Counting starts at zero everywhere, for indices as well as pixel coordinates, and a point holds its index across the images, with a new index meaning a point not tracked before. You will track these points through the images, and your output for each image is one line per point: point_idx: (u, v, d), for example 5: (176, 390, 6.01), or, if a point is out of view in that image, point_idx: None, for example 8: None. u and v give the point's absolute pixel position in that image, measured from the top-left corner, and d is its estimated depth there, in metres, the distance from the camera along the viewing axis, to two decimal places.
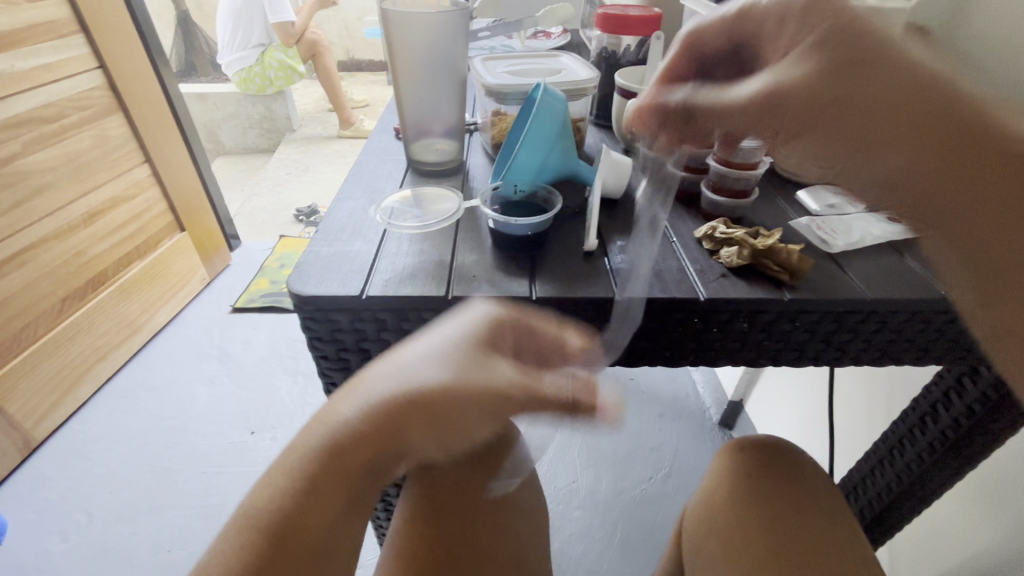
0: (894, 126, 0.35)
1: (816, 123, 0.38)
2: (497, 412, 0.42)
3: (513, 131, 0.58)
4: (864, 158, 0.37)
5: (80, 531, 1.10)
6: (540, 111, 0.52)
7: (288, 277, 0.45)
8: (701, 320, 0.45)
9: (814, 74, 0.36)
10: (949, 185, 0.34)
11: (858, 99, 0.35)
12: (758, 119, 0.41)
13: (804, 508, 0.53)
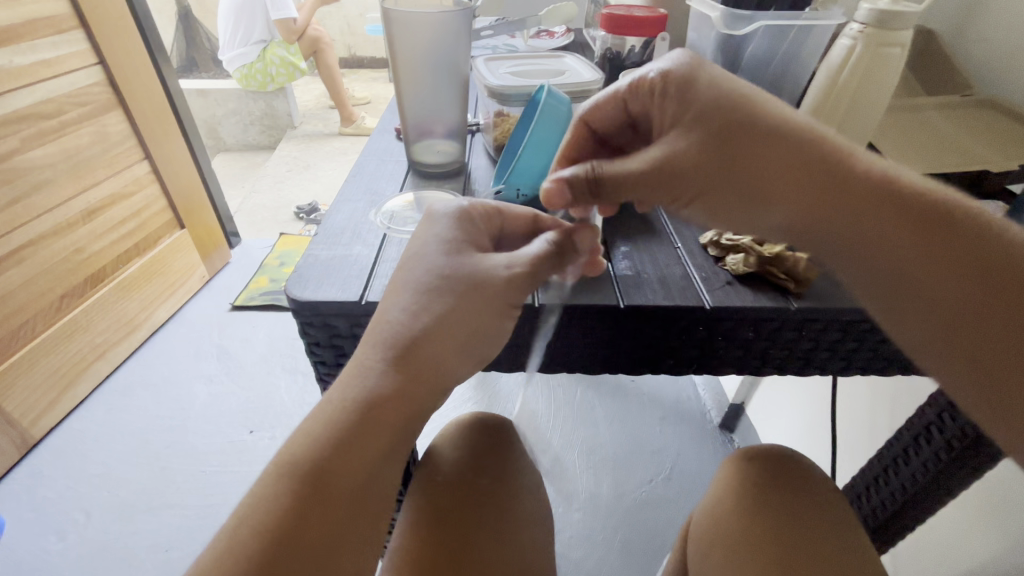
0: (775, 179, 0.41)
1: (720, 189, 0.41)
2: (476, 320, 0.42)
3: (516, 133, 0.57)
4: (759, 213, 0.42)
5: (78, 529, 1.09)
6: (544, 116, 0.51)
7: (286, 281, 0.44)
8: (706, 329, 0.44)
9: (696, 145, 0.40)
10: (831, 221, 0.41)
11: (744, 160, 0.41)
12: (659, 186, 0.42)
13: (809, 521, 0.53)
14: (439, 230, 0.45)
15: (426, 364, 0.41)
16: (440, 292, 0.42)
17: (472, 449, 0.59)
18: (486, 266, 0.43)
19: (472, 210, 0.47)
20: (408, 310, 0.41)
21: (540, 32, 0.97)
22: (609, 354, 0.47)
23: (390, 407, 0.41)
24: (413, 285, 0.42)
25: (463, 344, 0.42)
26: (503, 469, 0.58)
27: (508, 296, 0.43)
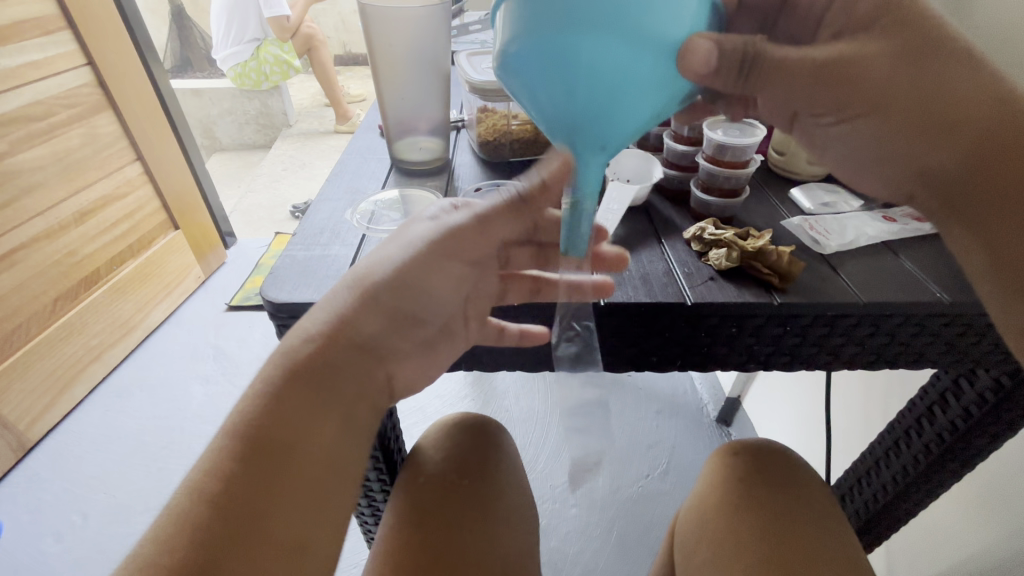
0: (933, 118, 0.38)
1: (896, 108, 0.39)
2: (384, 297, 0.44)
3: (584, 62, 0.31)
4: (932, 139, 0.39)
5: (75, 532, 1.09)
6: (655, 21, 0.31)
7: (262, 282, 0.44)
8: (689, 324, 0.44)
9: (887, 55, 0.37)
10: (990, 179, 0.38)
11: (906, 85, 0.38)
12: (818, 98, 0.40)
13: (796, 517, 0.51)
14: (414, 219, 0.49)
15: (365, 325, 0.43)
16: (380, 257, 0.46)
17: (456, 450, 0.58)
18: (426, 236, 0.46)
19: (453, 207, 0.49)
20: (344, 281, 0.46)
21: None
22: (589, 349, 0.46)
23: (306, 371, 0.41)
24: (370, 254, 0.47)
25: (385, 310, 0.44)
26: (486, 469, 0.57)
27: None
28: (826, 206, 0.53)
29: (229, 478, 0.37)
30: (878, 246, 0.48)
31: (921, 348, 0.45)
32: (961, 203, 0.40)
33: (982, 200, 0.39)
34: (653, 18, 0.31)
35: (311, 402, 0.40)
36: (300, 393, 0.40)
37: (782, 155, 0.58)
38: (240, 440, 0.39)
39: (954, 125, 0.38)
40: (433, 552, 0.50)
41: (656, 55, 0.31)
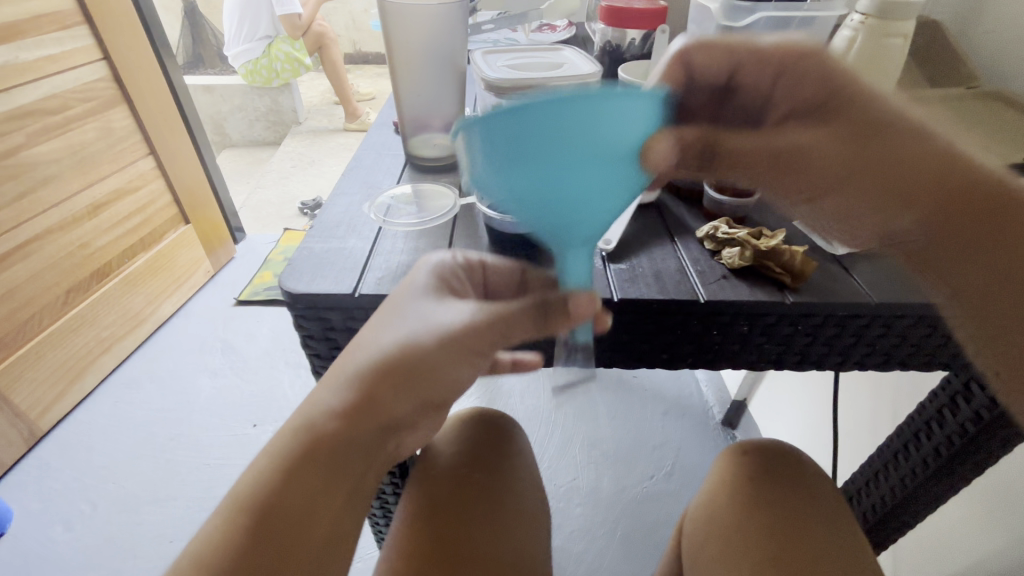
0: (884, 192, 0.41)
1: (849, 184, 0.42)
2: (422, 378, 0.41)
3: (540, 181, 0.34)
4: (883, 209, 0.42)
5: (84, 520, 1.11)
6: (602, 134, 0.31)
7: (281, 273, 0.45)
8: (699, 322, 0.44)
9: (834, 139, 0.41)
10: (947, 240, 0.41)
11: (867, 164, 0.41)
12: (781, 181, 0.43)
13: (806, 515, 0.51)
14: (416, 283, 0.43)
15: (380, 402, 0.40)
16: (402, 329, 0.41)
17: (468, 444, 0.59)
18: (449, 321, 0.41)
19: (451, 268, 0.45)
20: (369, 348, 0.40)
21: (541, 26, 0.97)
22: (599, 345, 0.47)
23: (319, 451, 0.40)
24: (386, 319, 0.41)
25: (407, 388, 0.41)
26: (498, 464, 0.58)
27: (473, 341, 0.41)
28: None
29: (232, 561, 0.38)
30: None
31: (932, 349, 0.46)
32: (942, 260, 0.41)
33: (949, 255, 0.41)
34: (602, 134, 0.31)
35: (317, 482, 0.40)
36: (309, 475, 0.40)
37: None
38: (245, 515, 0.39)
39: (909, 193, 0.41)
40: (445, 542, 0.51)
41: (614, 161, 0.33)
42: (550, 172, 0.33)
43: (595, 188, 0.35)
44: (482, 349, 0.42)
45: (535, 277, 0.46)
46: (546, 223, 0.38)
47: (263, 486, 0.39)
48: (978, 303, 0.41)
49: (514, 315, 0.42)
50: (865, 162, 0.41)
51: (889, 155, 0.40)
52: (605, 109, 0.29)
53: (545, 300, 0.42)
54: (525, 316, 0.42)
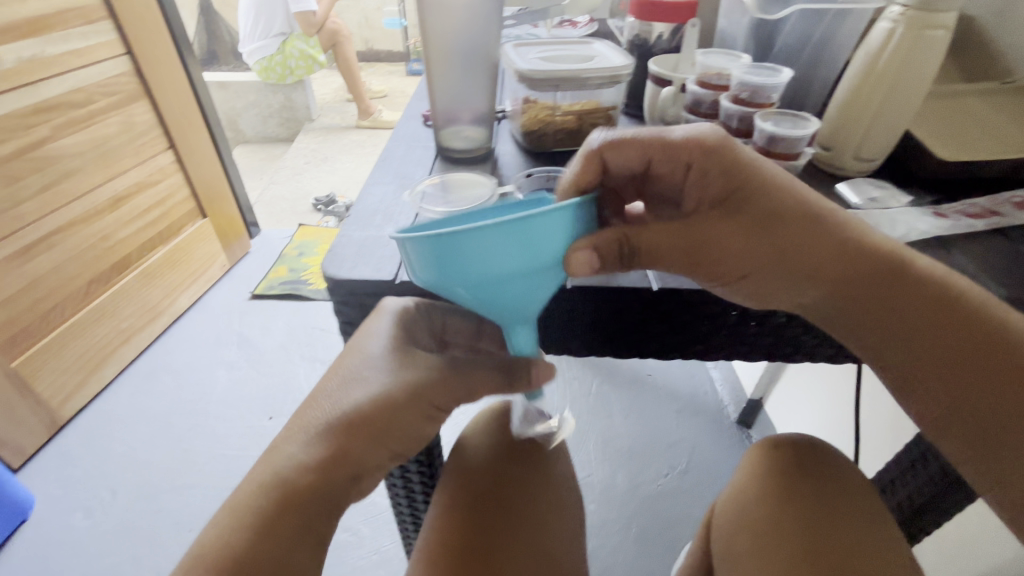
0: (794, 269, 0.43)
1: (760, 264, 0.42)
2: (391, 436, 0.41)
3: (475, 268, 0.36)
4: (795, 283, 0.43)
5: (104, 508, 1.12)
6: (534, 231, 0.35)
7: (321, 260, 0.46)
8: (739, 313, 0.46)
9: (740, 224, 0.42)
10: (860, 306, 0.44)
11: (778, 242, 0.42)
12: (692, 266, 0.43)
13: (841, 510, 0.51)
14: (379, 334, 0.43)
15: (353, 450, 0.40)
16: (361, 390, 0.42)
17: (500, 437, 0.59)
18: (413, 377, 0.42)
19: (415, 316, 0.45)
20: (333, 405, 0.41)
21: (563, 22, 0.97)
22: (638, 338, 0.49)
23: (291, 503, 0.38)
24: (345, 380, 0.42)
25: (378, 438, 0.41)
26: (530, 458, 0.58)
27: (432, 398, 0.42)
28: (873, 201, 0.52)
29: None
30: (929, 243, 0.47)
31: None
32: (846, 324, 0.44)
33: (858, 318, 0.44)
34: (538, 231, 0.35)
35: (294, 535, 0.38)
36: (286, 528, 0.38)
37: (827, 150, 0.58)
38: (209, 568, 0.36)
39: (816, 270, 0.43)
40: (481, 529, 0.51)
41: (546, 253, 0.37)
42: (485, 262, 0.35)
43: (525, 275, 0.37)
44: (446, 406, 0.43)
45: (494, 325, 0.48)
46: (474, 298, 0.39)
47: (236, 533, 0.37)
48: (894, 355, 0.44)
49: (472, 380, 0.43)
50: (776, 244, 0.42)
51: (789, 239, 0.42)
52: (535, 230, 0.35)
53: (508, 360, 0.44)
54: (490, 380, 0.43)
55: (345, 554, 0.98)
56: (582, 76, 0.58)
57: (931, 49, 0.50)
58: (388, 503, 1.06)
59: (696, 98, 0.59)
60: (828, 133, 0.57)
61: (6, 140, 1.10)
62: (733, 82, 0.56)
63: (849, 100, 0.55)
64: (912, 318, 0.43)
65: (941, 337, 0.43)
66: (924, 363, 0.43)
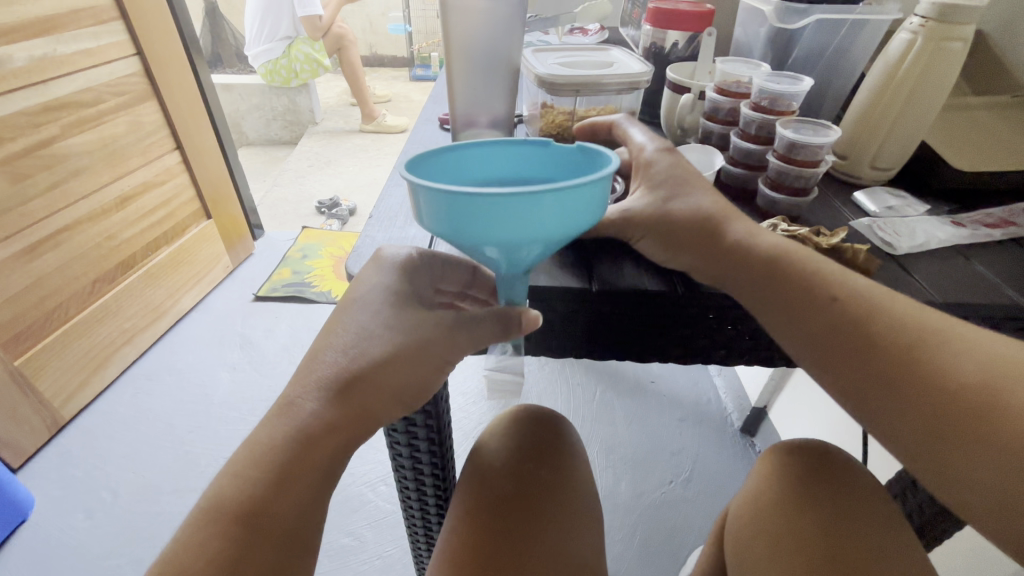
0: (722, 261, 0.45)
1: (686, 249, 0.45)
2: (400, 385, 0.41)
3: (491, 226, 0.35)
4: (726, 272, 0.45)
5: (105, 509, 1.11)
6: (568, 198, 0.34)
7: (346, 261, 0.47)
8: (762, 317, 0.47)
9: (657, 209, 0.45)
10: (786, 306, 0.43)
11: (694, 235, 0.45)
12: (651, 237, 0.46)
13: (861, 518, 0.50)
14: (379, 282, 0.44)
15: (359, 403, 0.41)
16: (364, 337, 0.42)
17: (517, 442, 0.59)
18: (420, 323, 0.42)
19: (414, 263, 0.46)
20: (341, 353, 0.42)
21: (573, 29, 0.98)
22: (664, 343, 0.50)
23: (308, 452, 0.40)
24: (349, 328, 0.42)
25: (392, 394, 0.41)
26: (546, 464, 0.57)
27: (440, 350, 0.42)
28: (890, 209, 0.53)
29: (219, 560, 0.38)
30: (949, 250, 0.47)
31: None
32: (781, 320, 0.43)
33: (790, 316, 0.43)
34: (566, 204, 0.34)
35: (312, 483, 0.41)
36: (307, 476, 0.41)
37: (843, 159, 0.58)
38: (231, 514, 0.39)
39: (740, 264, 0.44)
40: (500, 531, 0.52)
41: (563, 228, 0.36)
42: (502, 222, 0.34)
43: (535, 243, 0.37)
44: (449, 356, 0.43)
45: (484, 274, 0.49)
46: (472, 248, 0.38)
47: (255, 482, 0.39)
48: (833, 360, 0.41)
49: (471, 326, 0.43)
50: (693, 234, 0.45)
51: (710, 233, 0.45)
52: (576, 195, 0.34)
53: (501, 311, 0.43)
54: (495, 327, 0.43)
55: (348, 559, 0.97)
56: (600, 82, 0.59)
57: (949, 60, 0.51)
58: (392, 508, 1.05)
59: (714, 105, 0.59)
60: (845, 141, 0.58)
61: (16, 138, 1.10)
62: (753, 91, 0.56)
63: (866, 110, 0.56)
64: (805, 308, 0.42)
65: (866, 348, 0.40)
66: (852, 374, 0.41)
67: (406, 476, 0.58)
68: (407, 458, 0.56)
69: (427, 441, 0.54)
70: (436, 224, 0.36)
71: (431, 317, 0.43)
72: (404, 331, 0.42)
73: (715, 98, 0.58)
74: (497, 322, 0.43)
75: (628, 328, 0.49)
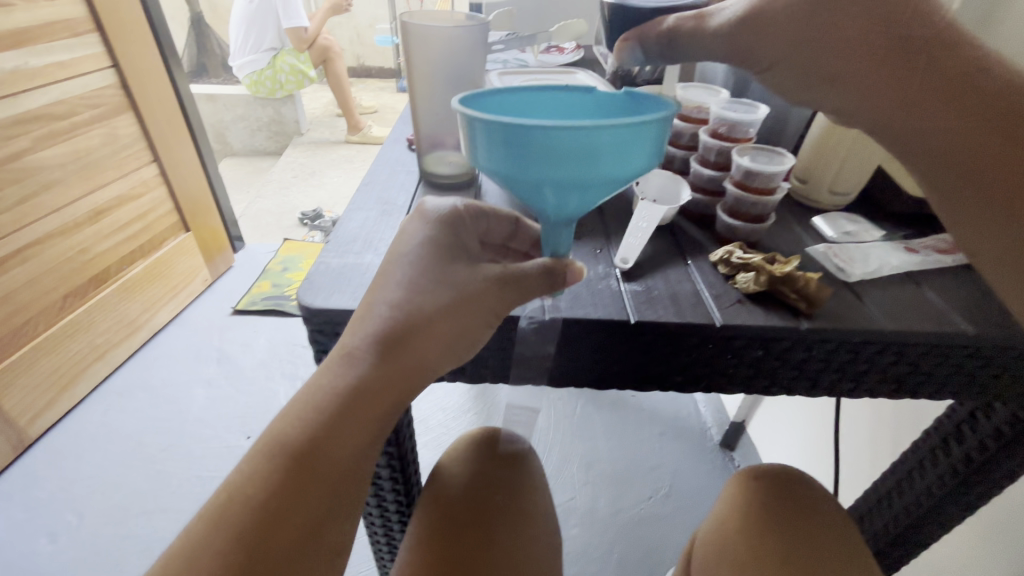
0: None
1: None
2: (454, 338, 0.42)
3: (549, 163, 0.35)
4: None
5: (70, 532, 1.08)
6: (628, 136, 0.34)
7: (298, 288, 0.46)
8: (715, 346, 0.45)
9: None
10: None
11: None
12: None
13: (818, 545, 0.51)
14: (426, 232, 0.44)
15: (411, 360, 0.42)
16: (415, 288, 0.42)
17: (477, 466, 0.59)
18: (474, 276, 0.43)
19: (458, 213, 0.46)
20: (390, 305, 0.41)
21: (549, 47, 0.99)
22: (617, 371, 0.47)
23: (366, 399, 0.41)
24: (398, 279, 0.42)
25: (447, 345, 0.42)
26: (507, 486, 0.58)
27: (493, 305, 0.43)
28: (848, 234, 0.54)
29: (281, 492, 0.39)
30: (901, 276, 0.49)
31: (943, 379, 0.46)
32: None
33: None
34: (622, 144, 0.34)
35: (368, 432, 0.42)
36: (366, 422, 0.42)
37: (803, 183, 0.60)
38: (288, 451, 0.40)
39: None
40: (457, 562, 0.51)
41: (618, 169, 0.36)
42: (560, 157, 0.34)
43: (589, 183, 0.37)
44: (502, 309, 0.44)
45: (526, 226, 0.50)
46: (529, 190, 0.38)
47: (312, 425, 0.40)
48: None
49: (522, 283, 0.43)
50: None
51: None
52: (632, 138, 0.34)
53: (548, 265, 0.44)
54: (547, 280, 0.44)
55: None
56: None
57: None
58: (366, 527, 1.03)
59: (677, 131, 0.62)
60: (804, 167, 0.60)
61: None
62: (711, 118, 0.59)
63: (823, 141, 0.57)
64: None
65: None
66: None
67: (369, 498, 0.58)
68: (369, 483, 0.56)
69: (389, 468, 0.54)
70: (494, 159, 0.37)
71: (481, 270, 0.44)
72: (457, 283, 0.43)
73: (677, 123, 0.62)
74: (551, 278, 0.44)
75: (578, 355, 0.47)
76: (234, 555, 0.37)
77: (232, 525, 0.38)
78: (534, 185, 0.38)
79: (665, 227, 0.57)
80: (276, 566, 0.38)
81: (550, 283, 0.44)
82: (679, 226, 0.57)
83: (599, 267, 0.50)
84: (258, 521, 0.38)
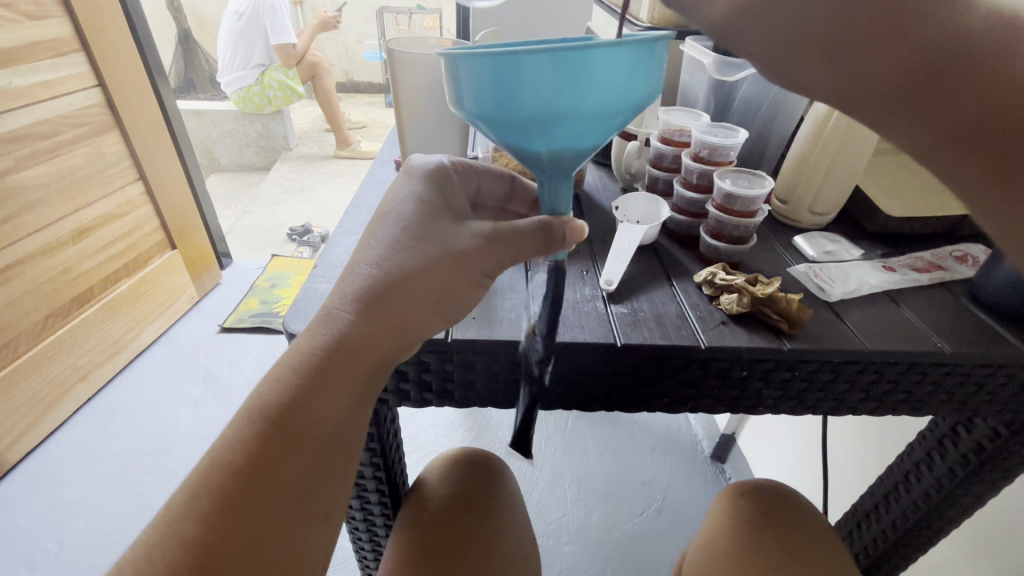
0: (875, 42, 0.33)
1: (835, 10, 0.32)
2: (440, 296, 0.42)
3: (550, 99, 0.34)
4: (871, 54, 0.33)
5: (49, 561, 1.05)
6: (630, 64, 0.35)
7: (285, 315, 0.46)
8: (700, 367, 0.45)
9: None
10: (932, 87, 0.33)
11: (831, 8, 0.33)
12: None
13: (806, 560, 0.51)
14: (412, 189, 0.45)
15: (393, 316, 0.41)
16: (398, 243, 0.42)
17: (460, 485, 0.59)
18: (461, 233, 0.43)
19: (446, 169, 0.47)
20: (373, 263, 0.42)
21: None
22: (604, 394, 0.48)
23: (350, 357, 0.41)
24: (385, 234, 0.43)
25: (433, 303, 0.42)
26: (488, 503, 0.58)
27: (482, 265, 0.43)
28: (828, 254, 0.56)
29: (263, 452, 0.39)
30: (880, 295, 0.50)
31: (922, 397, 0.47)
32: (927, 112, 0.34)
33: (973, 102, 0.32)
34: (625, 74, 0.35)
35: (355, 393, 0.42)
36: (348, 382, 0.41)
37: (785, 204, 0.62)
38: (268, 416, 0.39)
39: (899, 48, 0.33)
40: None
41: (619, 103, 0.36)
42: (563, 90, 0.34)
43: (590, 121, 0.37)
44: (490, 268, 0.43)
45: (520, 184, 0.53)
46: (524, 137, 0.38)
47: (291, 387, 0.40)
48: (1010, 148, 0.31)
49: (515, 234, 0.42)
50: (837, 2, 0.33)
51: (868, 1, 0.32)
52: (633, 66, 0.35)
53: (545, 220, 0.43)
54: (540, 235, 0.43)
55: None
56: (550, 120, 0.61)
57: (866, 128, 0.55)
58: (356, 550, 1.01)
59: (659, 152, 0.64)
60: (785, 188, 0.61)
61: None
62: (693, 141, 0.61)
63: (800, 163, 0.59)
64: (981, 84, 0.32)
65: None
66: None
67: (355, 513, 0.58)
68: (356, 499, 0.57)
69: (375, 484, 0.55)
70: (488, 104, 0.35)
71: (468, 227, 0.44)
72: (442, 239, 0.43)
73: (659, 146, 0.63)
74: (550, 231, 0.43)
75: (563, 374, 0.47)
76: (210, 525, 0.37)
77: (212, 501, 0.37)
78: (533, 129, 0.37)
79: (651, 249, 0.58)
80: (238, 546, 0.37)
81: (545, 237, 0.43)
82: (666, 248, 0.58)
83: (585, 289, 0.51)
84: (240, 485, 0.38)
